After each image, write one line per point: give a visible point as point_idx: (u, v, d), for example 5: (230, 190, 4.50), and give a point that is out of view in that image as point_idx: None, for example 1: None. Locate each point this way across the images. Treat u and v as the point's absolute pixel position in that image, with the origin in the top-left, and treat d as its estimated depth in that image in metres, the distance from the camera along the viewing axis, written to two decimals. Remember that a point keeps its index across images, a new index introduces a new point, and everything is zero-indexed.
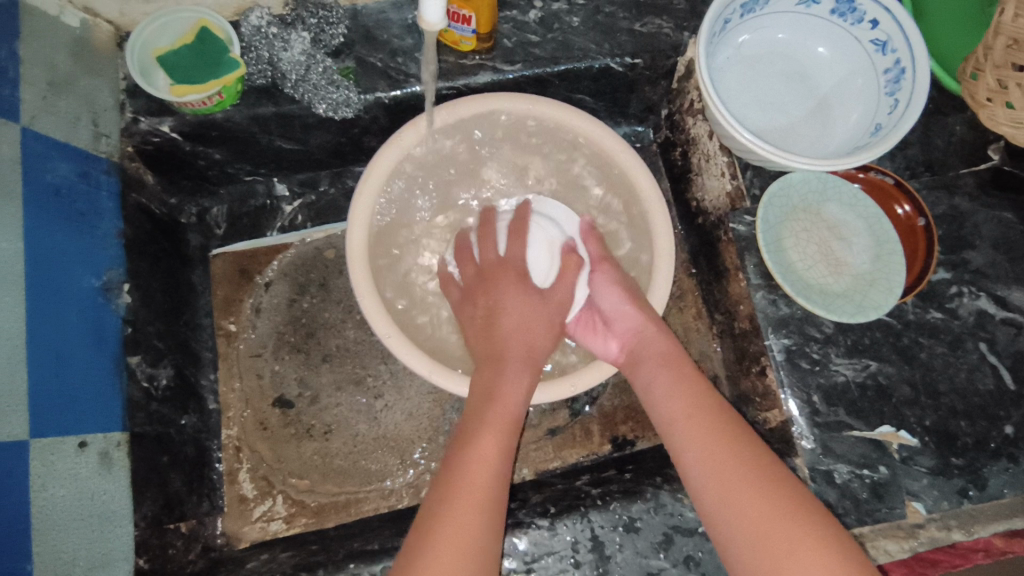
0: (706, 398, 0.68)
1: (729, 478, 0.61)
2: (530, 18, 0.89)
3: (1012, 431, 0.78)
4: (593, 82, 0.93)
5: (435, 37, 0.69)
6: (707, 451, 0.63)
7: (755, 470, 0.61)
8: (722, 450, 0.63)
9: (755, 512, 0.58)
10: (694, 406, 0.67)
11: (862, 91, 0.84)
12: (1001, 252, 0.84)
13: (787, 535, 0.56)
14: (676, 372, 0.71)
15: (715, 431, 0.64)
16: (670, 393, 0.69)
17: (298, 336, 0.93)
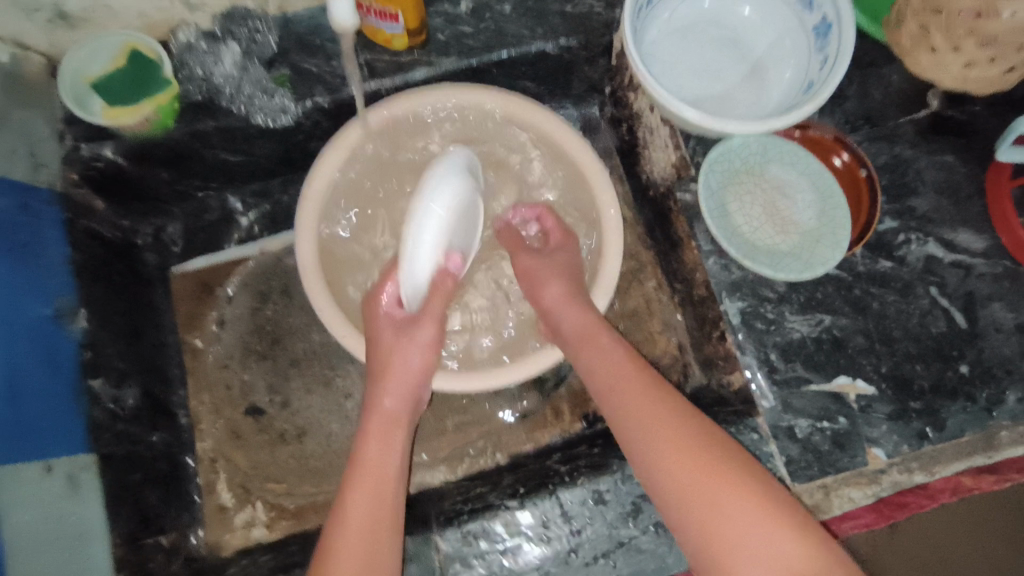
0: (629, 363, 0.72)
1: (656, 434, 0.64)
2: (461, 10, 0.90)
3: (968, 370, 0.79)
4: (531, 67, 0.94)
5: (348, 39, 0.70)
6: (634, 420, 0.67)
7: (678, 425, 0.64)
8: (647, 416, 0.66)
9: (684, 468, 0.61)
10: (617, 375, 0.71)
11: (796, 50, 0.84)
12: (945, 196, 0.85)
13: (714, 493, 0.59)
14: (598, 347, 0.74)
15: (637, 393, 0.68)
16: (598, 361, 0.73)
17: (265, 345, 0.93)
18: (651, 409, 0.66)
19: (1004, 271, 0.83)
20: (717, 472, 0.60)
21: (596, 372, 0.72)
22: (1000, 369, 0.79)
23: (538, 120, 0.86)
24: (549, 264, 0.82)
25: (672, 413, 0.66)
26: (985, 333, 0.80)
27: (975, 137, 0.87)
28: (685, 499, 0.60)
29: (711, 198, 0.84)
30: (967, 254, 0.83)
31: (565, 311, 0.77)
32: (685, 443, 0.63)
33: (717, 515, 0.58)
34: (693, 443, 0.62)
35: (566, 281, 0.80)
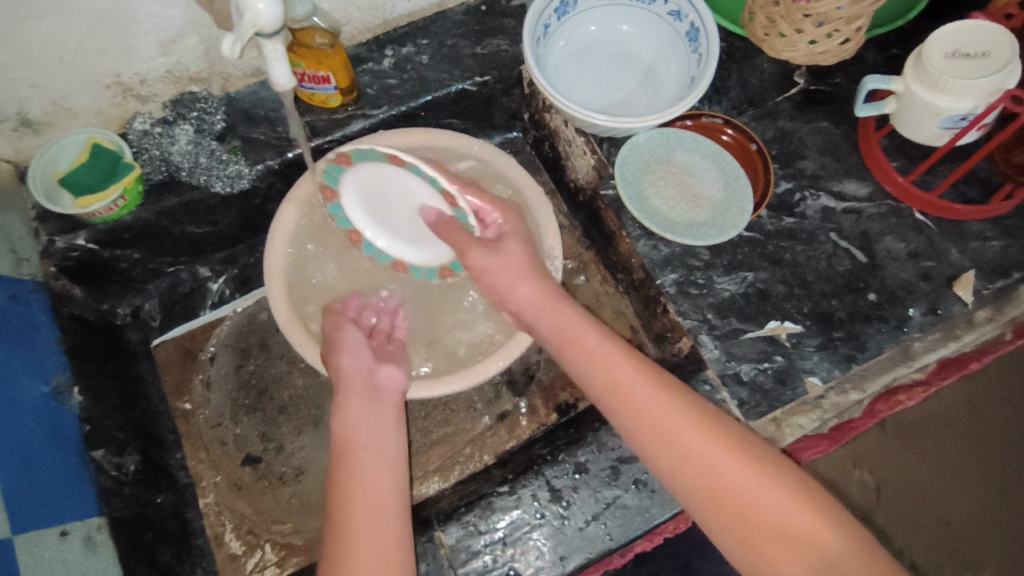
0: (627, 364, 0.75)
1: (676, 434, 0.69)
2: (385, 65, 1.02)
3: (876, 296, 0.90)
4: (455, 105, 1.06)
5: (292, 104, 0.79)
6: (652, 424, 0.70)
7: (697, 423, 0.69)
8: (665, 418, 0.70)
9: (707, 467, 0.67)
10: (622, 377, 0.74)
11: (675, 55, 0.98)
12: (827, 155, 0.99)
13: (739, 486, 0.66)
14: (598, 347, 0.77)
15: (648, 395, 0.72)
16: (595, 364, 0.76)
17: (252, 397, 0.99)
18: (666, 411, 0.70)
19: (889, 209, 0.95)
20: (744, 469, 0.66)
21: (600, 381, 0.75)
22: (902, 291, 0.90)
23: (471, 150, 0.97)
24: (509, 259, 0.85)
25: (690, 420, 0.69)
26: (883, 264, 0.92)
27: (842, 103, 1.01)
28: (714, 494, 0.66)
29: (631, 186, 0.95)
30: (856, 200, 0.96)
31: (542, 304, 0.82)
32: (711, 442, 0.68)
33: (744, 507, 0.65)
34: (717, 440, 0.68)
35: (539, 279, 0.84)
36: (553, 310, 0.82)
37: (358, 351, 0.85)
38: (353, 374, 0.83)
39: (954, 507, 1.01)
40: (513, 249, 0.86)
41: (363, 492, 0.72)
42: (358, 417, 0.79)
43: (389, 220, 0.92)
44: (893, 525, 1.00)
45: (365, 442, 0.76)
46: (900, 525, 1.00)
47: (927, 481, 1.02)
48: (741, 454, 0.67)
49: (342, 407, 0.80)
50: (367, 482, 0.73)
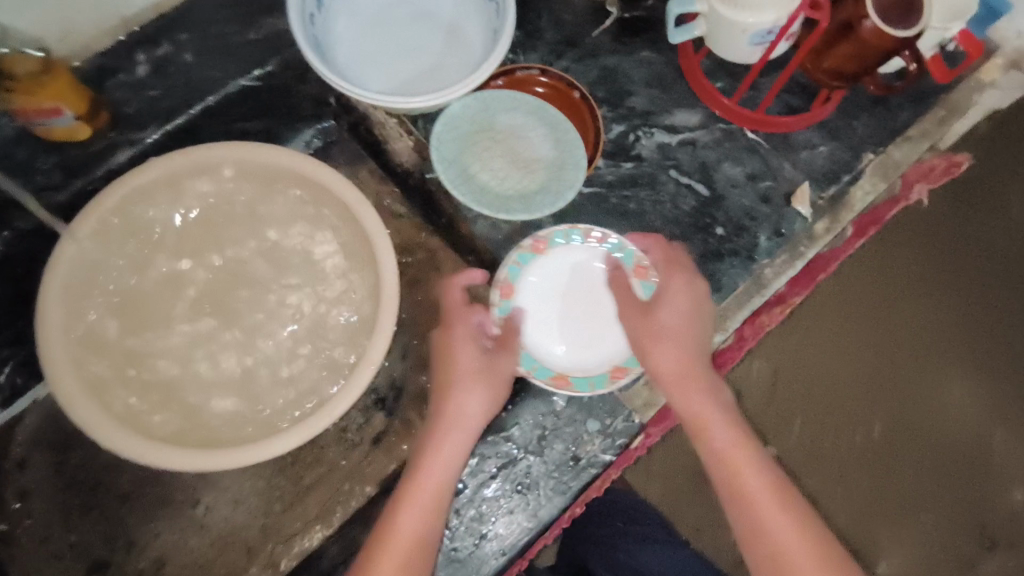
0: (722, 407, 0.73)
1: (747, 475, 0.67)
2: (140, 74, 0.83)
3: (723, 230, 0.88)
4: (239, 106, 0.91)
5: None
6: (728, 462, 0.68)
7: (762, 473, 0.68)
8: (736, 455, 0.68)
9: (774, 518, 0.64)
10: (727, 419, 0.71)
11: (476, 5, 0.87)
12: (655, 86, 0.92)
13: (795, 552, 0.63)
14: (706, 387, 0.73)
15: (732, 437, 0.70)
16: (704, 405, 0.72)
17: (83, 495, 0.85)
18: (739, 452, 0.69)
19: (722, 134, 0.91)
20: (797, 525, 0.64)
21: (697, 415, 0.72)
22: (747, 219, 0.89)
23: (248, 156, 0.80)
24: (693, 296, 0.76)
25: (750, 465, 0.68)
26: (725, 193, 0.89)
27: (661, 26, 0.94)
28: (770, 547, 0.63)
29: (452, 164, 0.86)
30: (690, 130, 0.91)
31: (695, 323, 0.76)
32: (767, 495, 0.66)
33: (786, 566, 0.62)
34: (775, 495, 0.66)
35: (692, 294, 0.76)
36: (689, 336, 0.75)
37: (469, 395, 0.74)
38: (463, 412, 0.74)
39: (840, 391, 1.10)
40: (681, 294, 0.76)
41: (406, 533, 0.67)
42: (436, 460, 0.71)
43: (590, 309, 0.84)
44: None
45: (432, 478, 0.70)
46: (801, 411, 1.10)
47: (847, 384, 1.11)
48: (799, 519, 0.65)
49: (424, 439, 0.73)
50: (410, 523, 0.68)
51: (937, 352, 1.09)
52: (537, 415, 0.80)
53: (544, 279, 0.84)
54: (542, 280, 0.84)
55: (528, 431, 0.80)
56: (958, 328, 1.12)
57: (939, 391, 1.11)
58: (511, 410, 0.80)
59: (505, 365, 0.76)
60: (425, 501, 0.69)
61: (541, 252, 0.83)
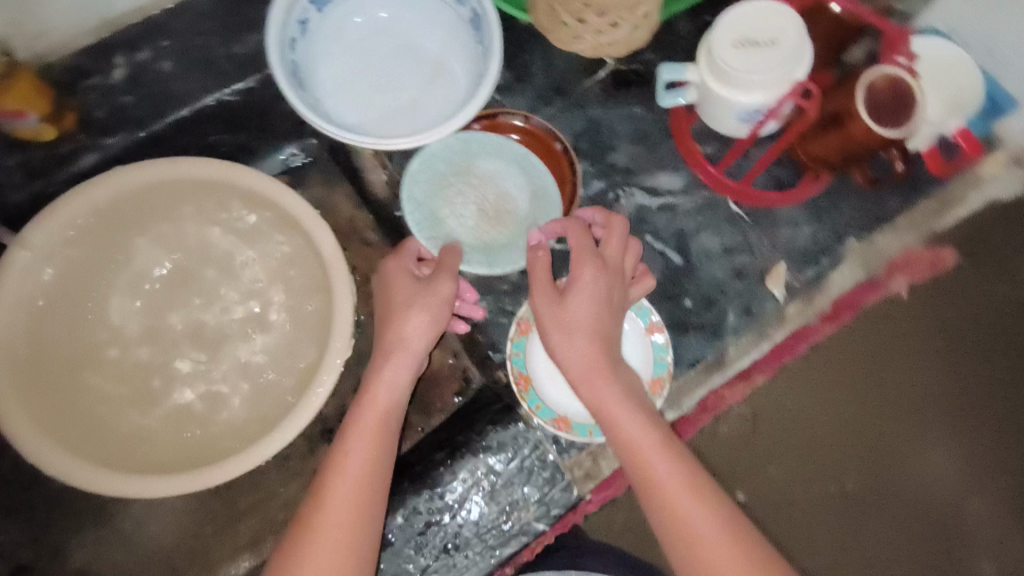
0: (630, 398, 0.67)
1: (666, 464, 0.62)
2: (116, 78, 0.81)
3: (691, 302, 0.85)
4: (216, 120, 0.91)
5: None
6: (640, 454, 0.63)
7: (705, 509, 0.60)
8: (650, 444, 0.64)
9: (692, 511, 0.60)
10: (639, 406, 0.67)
11: (464, 45, 0.86)
12: (640, 144, 0.90)
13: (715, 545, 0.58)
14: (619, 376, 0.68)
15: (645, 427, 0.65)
16: (614, 392, 0.67)
17: (13, 495, 0.83)
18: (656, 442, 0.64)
19: (704, 201, 0.89)
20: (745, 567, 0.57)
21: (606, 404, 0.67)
22: (717, 293, 0.86)
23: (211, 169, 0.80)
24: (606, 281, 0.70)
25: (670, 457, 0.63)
26: (698, 263, 0.87)
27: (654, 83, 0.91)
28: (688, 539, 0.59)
29: (422, 206, 0.85)
30: (670, 194, 0.89)
31: (597, 309, 0.69)
32: (687, 491, 0.61)
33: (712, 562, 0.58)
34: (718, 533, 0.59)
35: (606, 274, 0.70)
36: (597, 365, 0.67)
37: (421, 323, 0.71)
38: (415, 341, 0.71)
39: (820, 440, 0.97)
40: (586, 288, 0.69)
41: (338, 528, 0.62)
42: (387, 398, 0.69)
43: None
44: (749, 462, 0.97)
45: (373, 419, 0.68)
46: (789, 458, 0.97)
47: (823, 437, 0.97)
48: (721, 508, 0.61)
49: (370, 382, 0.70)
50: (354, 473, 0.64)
51: (943, 398, 0.97)
52: (475, 473, 0.78)
53: None
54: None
55: (463, 489, 0.78)
56: (959, 394, 0.97)
57: (921, 454, 0.97)
58: (449, 465, 0.78)
59: (446, 288, 0.72)
60: (374, 442, 0.67)
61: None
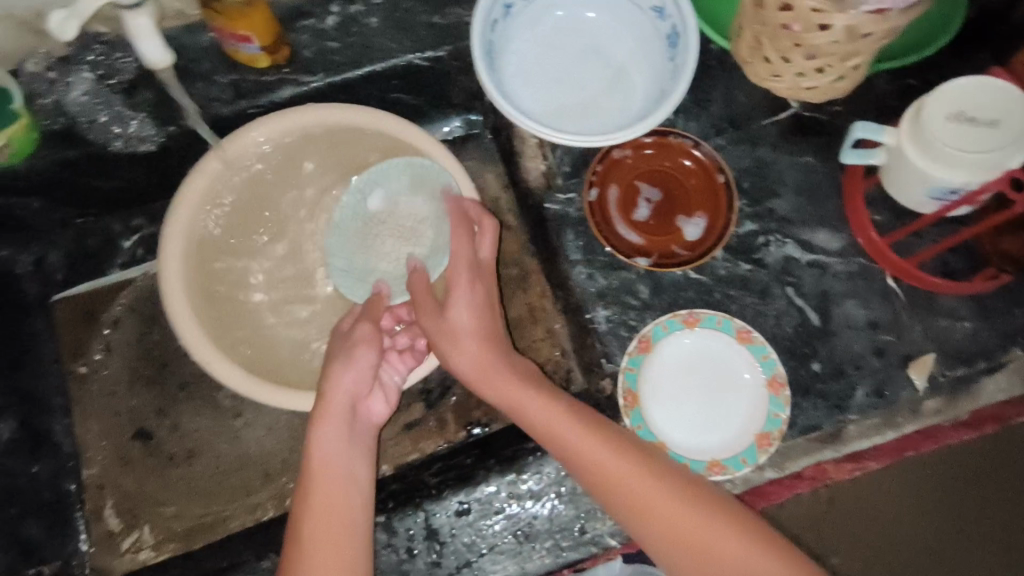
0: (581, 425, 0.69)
1: (639, 477, 0.65)
2: (327, 24, 0.88)
3: (820, 367, 0.82)
4: (401, 80, 0.93)
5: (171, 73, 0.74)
6: (611, 474, 0.65)
7: (660, 488, 0.64)
8: (618, 462, 0.66)
9: (681, 514, 0.62)
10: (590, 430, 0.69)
11: (652, 58, 0.86)
12: (805, 196, 0.87)
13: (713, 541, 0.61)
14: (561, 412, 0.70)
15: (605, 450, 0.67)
16: (562, 429, 0.69)
17: (152, 369, 0.94)
18: (620, 460, 0.66)
19: (859, 269, 0.85)
20: (709, 525, 0.61)
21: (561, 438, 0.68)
22: (850, 366, 0.82)
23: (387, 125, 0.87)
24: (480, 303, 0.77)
25: (639, 469, 0.65)
26: (837, 331, 0.83)
27: (836, 136, 0.88)
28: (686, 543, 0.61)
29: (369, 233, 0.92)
30: (824, 254, 0.85)
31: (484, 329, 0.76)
32: (668, 496, 0.63)
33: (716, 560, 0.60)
34: (678, 506, 0.63)
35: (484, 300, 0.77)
36: (502, 381, 0.74)
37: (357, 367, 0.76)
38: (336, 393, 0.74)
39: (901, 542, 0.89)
40: (463, 296, 0.76)
41: (330, 549, 0.63)
42: (339, 425, 0.73)
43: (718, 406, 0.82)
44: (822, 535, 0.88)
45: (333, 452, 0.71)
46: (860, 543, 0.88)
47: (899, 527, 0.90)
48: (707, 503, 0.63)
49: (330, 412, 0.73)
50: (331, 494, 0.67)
51: None
52: (562, 472, 0.79)
53: (688, 356, 0.83)
54: (692, 347, 0.83)
55: (546, 483, 0.79)
56: None
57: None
58: (538, 456, 0.80)
59: (361, 329, 0.79)
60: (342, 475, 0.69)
61: (690, 327, 0.83)
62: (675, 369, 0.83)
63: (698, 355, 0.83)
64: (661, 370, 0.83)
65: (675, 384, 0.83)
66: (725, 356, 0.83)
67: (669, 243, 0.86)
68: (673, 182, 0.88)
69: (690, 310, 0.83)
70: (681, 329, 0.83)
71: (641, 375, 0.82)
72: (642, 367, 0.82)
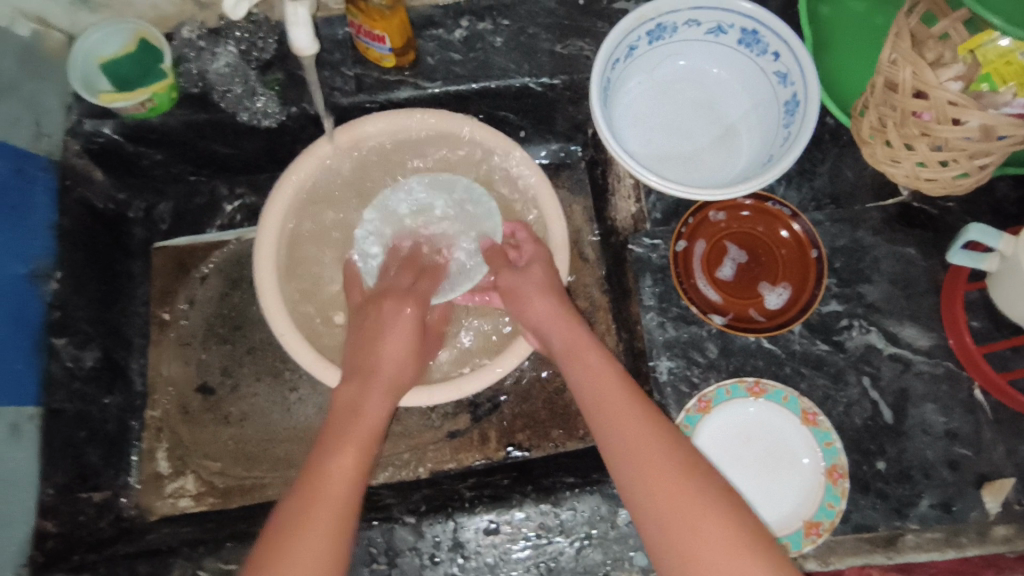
0: (618, 378, 0.74)
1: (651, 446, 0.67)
2: (455, 37, 0.92)
3: (885, 467, 0.78)
4: (513, 100, 0.96)
5: (311, 61, 0.77)
6: (634, 437, 0.68)
7: (665, 456, 0.66)
8: (643, 425, 0.69)
9: (677, 485, 0.64)
10: (615, 390, 0.73)
11: (766, 122, 0.86)
12: (898, 287, 0.84)
13: (698, 512, 0.62)
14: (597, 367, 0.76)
15: (635, 415, 0.70)
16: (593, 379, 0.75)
17: (226, 328, 0.99)
18: (645, 426, 0.69)
19: (944, 373, 0.81)
20: (694, 505, 0.62)
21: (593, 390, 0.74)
22: (917, 472, 0.78)
23: (486, 137, 0.90)
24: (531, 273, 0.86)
25: (659, 436, 0.68)
26: (910, 434, 0.79)
27: (942, 233, 0.85)
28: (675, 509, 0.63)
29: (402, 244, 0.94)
30: (909, 350, 0.82)
31: (546, 309, 0.82)
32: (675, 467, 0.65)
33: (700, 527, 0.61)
34: (664, 464, 0.65)
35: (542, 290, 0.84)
36: (576, 331, 0.80)
37: (392, 338, 0.82)
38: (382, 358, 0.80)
39: None
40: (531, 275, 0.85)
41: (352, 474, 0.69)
42: (377, 385, 0.78)
43: (768, 483, 0.80)
44: None
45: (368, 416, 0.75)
46: None
47: None
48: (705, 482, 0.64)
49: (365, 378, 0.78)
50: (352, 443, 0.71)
51: None
52: (596, 514, 0.78)
53: (746, 426, 0.81)
54: (754, 417, 0.81)
55: (579, 522, 0.78)
56: None
57: None
58: (575, 493, 0.79)
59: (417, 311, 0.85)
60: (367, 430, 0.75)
61: (754, 396, 0.81)
62: (731, 437, 0.81)
63: (757, 427, 0.81)
64: (717, 435, 0.81)
65: (728, 452, 0.81)
66: (783, 433, 0.81)
67: (747, 307, 0.84)
68: (762, 248, 0.86)
69: (757, 380, 0.81)
70: (743, 397, 0.81)
71: (698, 436, 0.80)
72: (698, 427, 0.80)
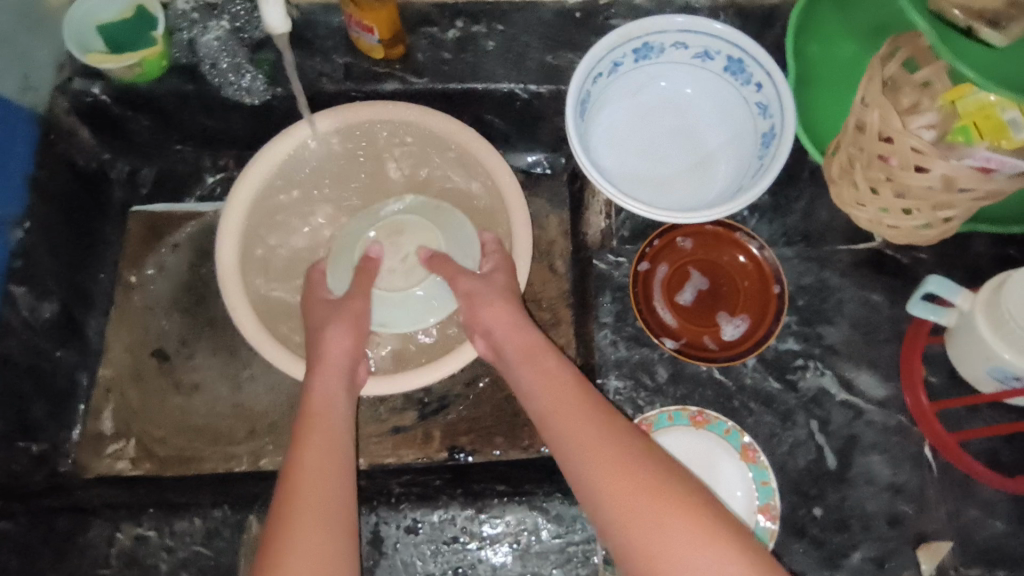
0: (570, 379, 0.73)
1: (603, 450, 0.65)
2: (448, 36, 0.92)
3: (822, 513, 0.76)
4: (498, 105, 0.96)
5: (286, 42, 0.78)
6: (586, 444, 0.66)
7: (619, 459, 0.64)
8: (596, 428, 0.67)
9: (631, 488, 0.62)
10: (567, 394, 0.71)
11: (743, 151, 0.85)
12: (859, 332, 0.82)
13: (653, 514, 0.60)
14: (547, 372, 0.74)
15: (587, 419, 0.68)
16: (546, 385, 0.73)
17: (189, 298, 1.00)
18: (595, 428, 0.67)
19: (896, 426, 0.79)
20: (651, 508, 0.60)
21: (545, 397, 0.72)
22: (855, 523, 0.76)
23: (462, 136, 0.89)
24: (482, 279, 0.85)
25: (611, 440, 0.66)
26: (853, 483, 0.77)
27: (911, 283, 0.83)
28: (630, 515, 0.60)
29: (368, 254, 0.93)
30: (862, 398, 0.80)
31: (500, 318, 0.80)
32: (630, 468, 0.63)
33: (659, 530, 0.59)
34: (620, 467, 0.63)
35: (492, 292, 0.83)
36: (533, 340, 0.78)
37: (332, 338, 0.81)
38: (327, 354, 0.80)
39: None
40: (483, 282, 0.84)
41: (328, 464, 0.68)
42: (330, 372, 0.78)
43: None
44: None
45: (324, 400, 0.75)
46: None
47: None
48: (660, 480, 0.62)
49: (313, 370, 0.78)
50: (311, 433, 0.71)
51: None
52: (519, 524, 0.77)
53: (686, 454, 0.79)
54: (695, 446, 0.79)
55: (501, 531, 0.77)
56: None
57: None
58: (502, 502, 0.78)
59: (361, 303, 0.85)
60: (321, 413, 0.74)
61: (696, 426, 0.79)
62: None
63: (697, 456, 0.79)
64: None
65: None
66: (723, 465, 0.78)
67: (702, 334, 0.83)
68: (724, 278, 0.85)
69: (701, 409, 0.79)
70: (685, 425, 0.79)
71: None
72: None
